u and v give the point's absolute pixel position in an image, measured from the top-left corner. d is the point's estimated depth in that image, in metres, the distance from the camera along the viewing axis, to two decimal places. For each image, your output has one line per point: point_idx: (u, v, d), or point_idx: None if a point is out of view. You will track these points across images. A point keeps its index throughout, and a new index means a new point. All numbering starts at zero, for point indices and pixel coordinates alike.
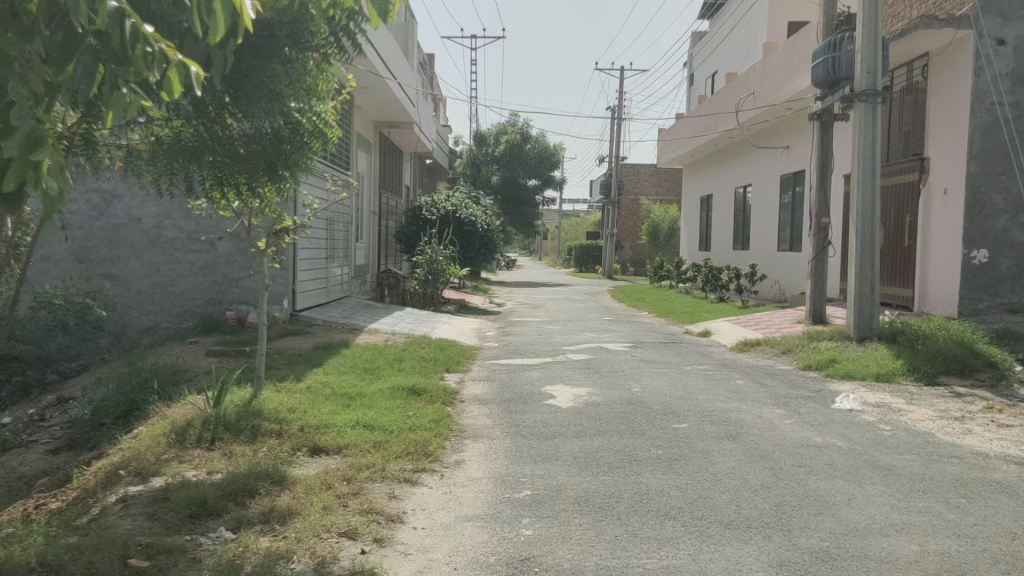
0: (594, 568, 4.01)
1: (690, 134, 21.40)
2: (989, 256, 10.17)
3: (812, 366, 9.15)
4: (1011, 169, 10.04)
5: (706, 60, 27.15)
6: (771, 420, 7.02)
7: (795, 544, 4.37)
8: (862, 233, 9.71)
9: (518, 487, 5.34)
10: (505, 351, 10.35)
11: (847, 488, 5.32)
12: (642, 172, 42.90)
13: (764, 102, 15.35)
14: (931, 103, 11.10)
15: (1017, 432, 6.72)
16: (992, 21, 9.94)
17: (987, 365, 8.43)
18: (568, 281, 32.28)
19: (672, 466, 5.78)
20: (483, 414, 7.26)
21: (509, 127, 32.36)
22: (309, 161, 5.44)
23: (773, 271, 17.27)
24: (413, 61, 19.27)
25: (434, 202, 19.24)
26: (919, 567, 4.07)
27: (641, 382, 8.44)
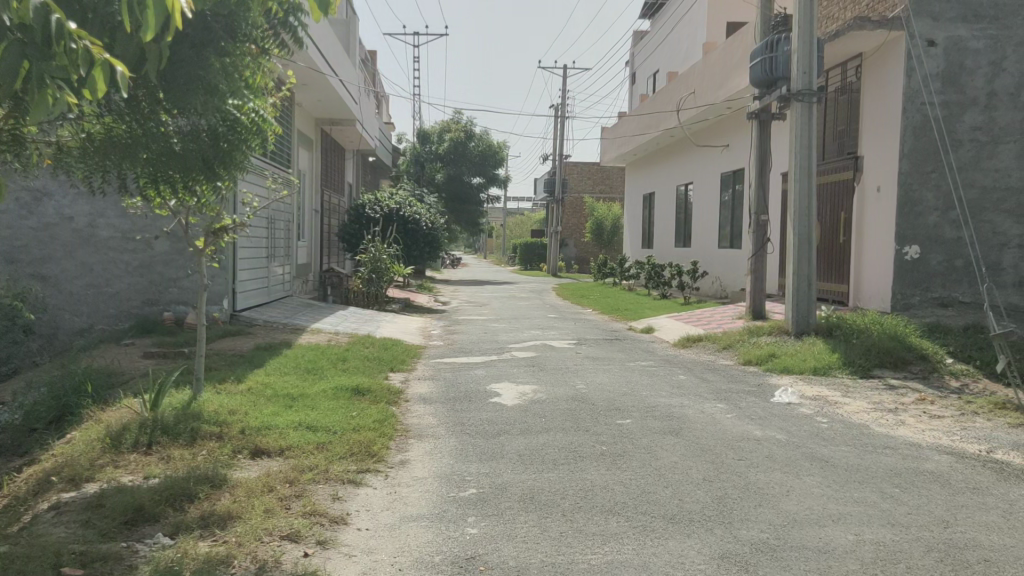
0: (539, 566, 4.02)
1: (632, 134, 21.63)
2: (920, 251, 10.44)
3: (752, 361, 9.33)
4: (941, 168, 10.37)
5: (647, 60, 27.45)
6: (712, 415, 7.14)
7: (736, 536, 4.44)
8: (799, 231, 9.92)
9: (462, 486, 5.33)
10: (450, 350, 10.32)
11: (785, 480, 5.44)
12: (585, 170, 43.17)
13: (705, 100, 15.57)
14: (865, 103, 11.39)
15: (948, 423, 6.95)
16: (923, 22, 10.25)
17: (919, 359, 8.70)
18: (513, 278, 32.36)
19: (617, 462, 5.83)
20: (428, 413, 7.23)
21: (453, 123, 32.15)
22: (247, 158, 5.34)
23: (714, 267, 17.53)
24: (354, 57, 19.05)
25: (378, 200, 19.07)
26: (855, 556, 4.18)
27: (586, 379, 8.50)
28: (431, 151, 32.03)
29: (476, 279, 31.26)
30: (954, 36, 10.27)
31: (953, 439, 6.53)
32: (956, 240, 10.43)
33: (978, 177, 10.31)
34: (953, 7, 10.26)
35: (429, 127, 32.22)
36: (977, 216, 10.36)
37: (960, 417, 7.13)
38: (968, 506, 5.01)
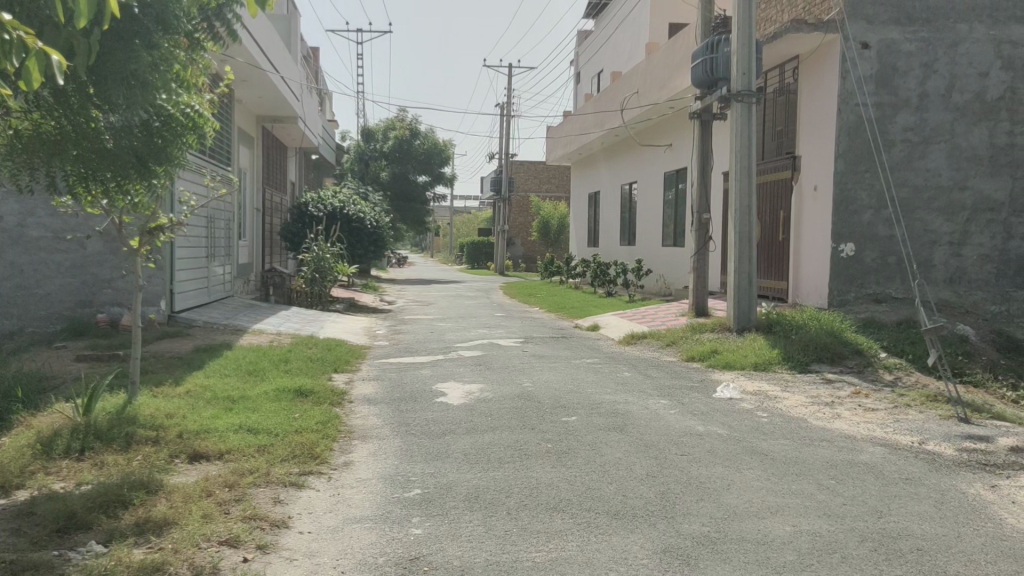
0: (484, 565, 4.02)
1: (577, 133, 21.77)
2: (855, 249, 10.71)
3: (694, 356, 9.46)
4: (874, 168, 10.63)
5: (591, 59, 27.64)
6: (656, 411, 7.23)
7: (678, 530, 4.51)
8: (739, 229, 10.08)
9: (407, 486, 5.31)
10: (395, 350, 10.25)
11: (726, 474, 5.53)
12: (532, 168, 43.21)
13: (648, 100, 15.74)
14: (801, 104, 11.64)
15: (882, 415, 7.16)
16: (857, 25, 10.52)
17: (855, 353, 8.94)
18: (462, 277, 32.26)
19: (562, 459, 5.86)
20: (373, 413, 7.17)
21: (398, 121, 32.08)
22: (183, 155, 5.26)
23: (659, 265, 17.73)
24: (296, 54, 18.78)
25: (321, 198, 18.86)
26: (793, 547, 4.27)
27: (532, 377, 8.53)
28: (375, 148, 31.84)
29: (426, 279, 30.14)
30: (887, 39, 10.56)
31: (887, 431, 6.72)
32: (889, 238, 10.74)
33: (909, 177, 10.64)
34: (886, 11, 10.55)
35: (373, 125, 32.07)
36: (909, 215, 10.69)
37: (894, 409, 7.35)
38: (901, 496, 5.16)
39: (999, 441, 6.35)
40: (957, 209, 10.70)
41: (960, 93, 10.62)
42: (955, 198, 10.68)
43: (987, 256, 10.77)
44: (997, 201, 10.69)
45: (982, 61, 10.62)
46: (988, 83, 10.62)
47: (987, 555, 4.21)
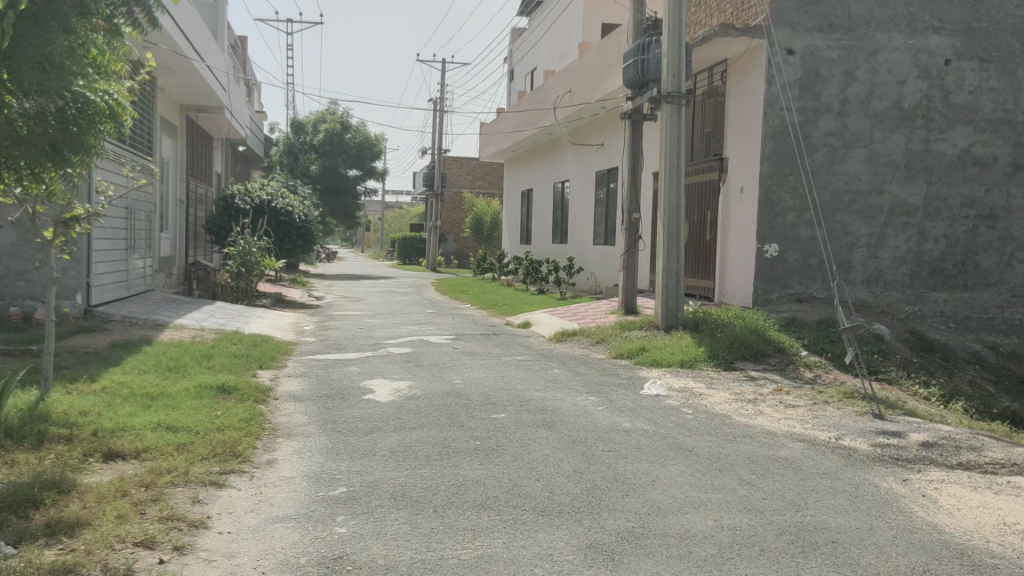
0: (408, 564, 3.98)
1: (511, 130, 21.80)
2: (779, 250, 10.98)
3: (623, 354, 9.58)
4: (798, 171, 10.91)
5: (525, 57, 27.71)
6: (585, 408, 7.29)
7: (603, 526, 4.55)
8: (668, 229, 10.23)
9: (332, 484, 5.23)
10: (323, 347, 10.11)
11: (652, 470, 5.61)
12: (465, 164, 43.12)
13: (580, 99, 15.86)
14: (729, 106, 11.86)
15: (801, 411, 7.37)
16: (782, 31, 10.77)
17: (777, 351, 9.18)
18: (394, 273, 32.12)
19: (490, 456, 5.86)
20: (299, 411, 7.06)
21: (328, 114, 31.69)
22: (100, 143, 5.08)
23: (590, 263, 17.90)
24: (223, 43, 18.35)
25: (248, 190, 18.47)
26: (714, 541, 4.36)
27: (461, 374, 8.51)
28: (305, 141, 31.36)
29: (360, 279, 26.34)
30: (810, 46, 10.85)
31: (806, 427, 6.92)
32: (811, 240, 11.04)
33: (830, 180, 10.98)
34: (810, 18, 10.84)
35: (304, 117, 31.76)
36: (830, 217, 11.03)
37: (812, 406, 7.57)
38: (818, 490, 5.32)
39: (910, 437, 6.60)
40: (875, 212, 11.10)
41: (879, 100, 11.00)
42: (873, 201, 11.08)
43: (902, 258, 11.21)
44: (911, 205, 11.14)
45: (900, 69, 11.03)
46: (905, 91, 11.04)
47: (898, 547, 4.37)
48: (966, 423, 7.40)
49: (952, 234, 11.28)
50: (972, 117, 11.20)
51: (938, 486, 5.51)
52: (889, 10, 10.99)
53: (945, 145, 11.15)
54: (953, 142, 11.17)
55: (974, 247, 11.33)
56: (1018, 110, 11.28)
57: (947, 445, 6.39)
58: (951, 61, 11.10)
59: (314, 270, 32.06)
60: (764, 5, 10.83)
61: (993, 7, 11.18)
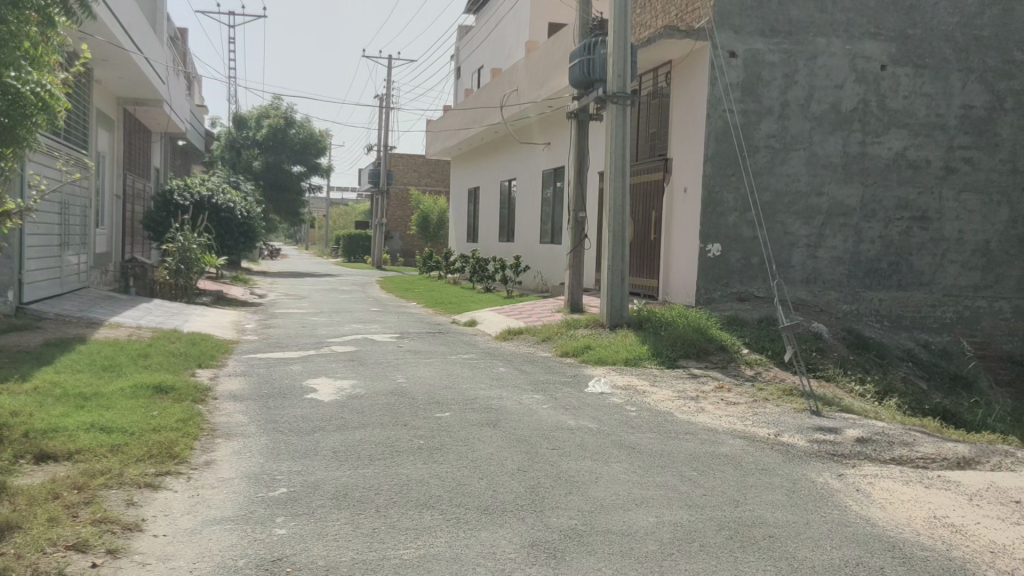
0: (349, 564, 3.94)
1: (458, 127, 21.73)
2: (721, 249, 11.15)
3: (568, 352, 9.63)
4: (740, 172, 11.10)
5: (472, 54, 27.65)
6: (529, 406, 7.31)
7: (547, 523, 4.56)
8: (614, 228, 10.31)
9: (272, 485, 5.15)
10: (265, 345, 9.96)
11: (595, 467, 5.65)
12: (412, 162, 42.92)
13: (527, 98, 15.89)
14: (674, 107, 12.00)
15: (742, 408, 7.50)
16: (724, 34, 10.94)
17: (719, 349, 9.33)
18: (340, 271, 31.37)
19: (434, 455, 5.83)
20: (239, 410, 6.93)
21: (272, 109, 31.22)
22: (33, 136, 4.89)
23: (537, 262, 17.95)
24: (163, 35, 17.95)
25: (188, 185, 18.08)
26: (655, 537, 4.41)
27: (405, 373, 8.45)
28: (248, 136, 30.80)
29: (317, 279, 24.48)
30: (752, 49, 11.04)
31: (747, 424, 7.03)
32: (752, 240, 11.24)
33: (771, 182, 11.19)
34: (752, 22, 11.02)
35: (246, 112, 31.18)
36: (771, 218, 11.24)
37: (753, 403, 7.70)
38: (757, 485, 5.41)
39: (846, 433, 6.75)
40: (814, 213, 11.35)
41: (818, 103, 11.25)
42: (811, 203, 11.33)
43: (839, 258, 11.48)
44: (849, 207, 11.41)
45: (837, 74, 11.28)
46: (843, 95, 11.30)
47: (833, 540, 4.47)
48: (899, 419, 7.60)
49: (887, 235, 11.58)
50: (907, 121, 11.51)
51: (871, 480, 5.65)
52: (828, 15, 11.23)
53: (881, 149, 11.44)
54: (889, 145, 11.46)
55: (908, 248, 11.65)
56: (950, 115, 11.61)
57: (881, 441, 6.56)
58: (887, 66, 11.40)
59: (273, 270, 30.12)
60: (708, 8, 10.99)
61: (927, 14, 11.48)
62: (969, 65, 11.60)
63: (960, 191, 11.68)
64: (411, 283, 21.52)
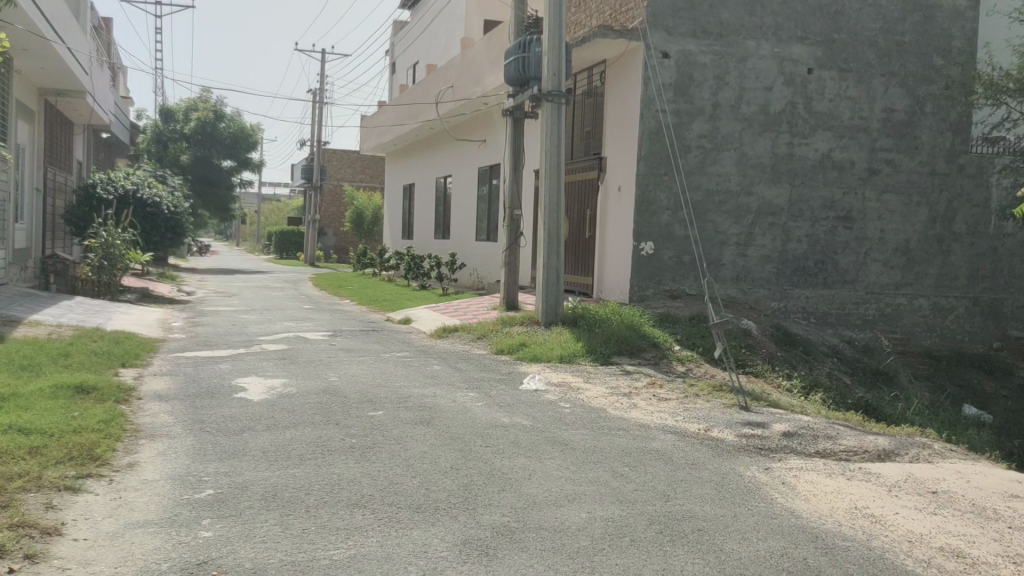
0: (278, 565, 3.88)
1: (392, 124, 21.55)
2: (654, 248, 11.30)
3: (504, 349, 9.64)
4: (672, 172, 11.26)
5: (407, 50, 27.48)
6: (463, 404, 7.29)
7: (479, 521, 4.56)
8: (549, 226, 10.35)
9: (199, 486, 5.03)
10: (192, 343, 9.74)
11: (528, 464, 5.67)
12: (345, 158, 42.47)
13: (461, 95, 15.87)
14: (607, 106, 12.11)
15: (674, 404, 7.62)
16: (657, 35, 11.08)
17: (652, 346, 9.47)
18: (281, 271, 28.31)
19: (366, 454, 5.77)
20: (164, 411, 6.75)
21: (200, 102, 30.59)
22: None
23: (473, 259, 17.93)
24: (86, 23, 17.39)
25: (111, 179, 17.59)
26: (587, 532, 4.44)
27: (338, 371, 8.35)
28: (175, 129, 30.11)
29: (252, 279, 22.46)
30: (684, 50, 11.21)
31: (677, 419, 7.14)
32: (684, 238, 11.43)
33: (703, 181, 11.39)
34: (684, 24, 11.20)
35: (173, 105, 30.45)
36: (702, 217, 11.44)
37: (684, 399, 7.82)
38: (686, 480, 5.50)
39: (772, 427, 6.91)
40: (743, 212, 11.59)
41: (747, 104, 11.49)
42: (741, 202, 11.57)
43: (768, 256, 11.75)
44: (777, 206, 11.69)
45: (767, 76, 11.54)
46: (772, 97, 11.57)
47: (758, 532, 4.57)
48: (824, 413, 7.81)
49: (814, 234, 11.90)
50: (832, 123, 11.84)
51: (796, 473, 5.80)
52: (757, 18, 11.48)
53: (808, 150, 11.75)
54: (815, 147, 11.77)
55: (833, 247, 11.99)
56: (873, 118, 11.99)
57: (806, 435, 6.74)
58: (813, 69, 11.70)
59: (204, 270, 27.17)
60: (641, 9, 11.12)
61: (852, 19, 11.82)
62: (890, 70, 11.99)
63: (882, 192, 12.07)
64: (364, 283, 20.14)
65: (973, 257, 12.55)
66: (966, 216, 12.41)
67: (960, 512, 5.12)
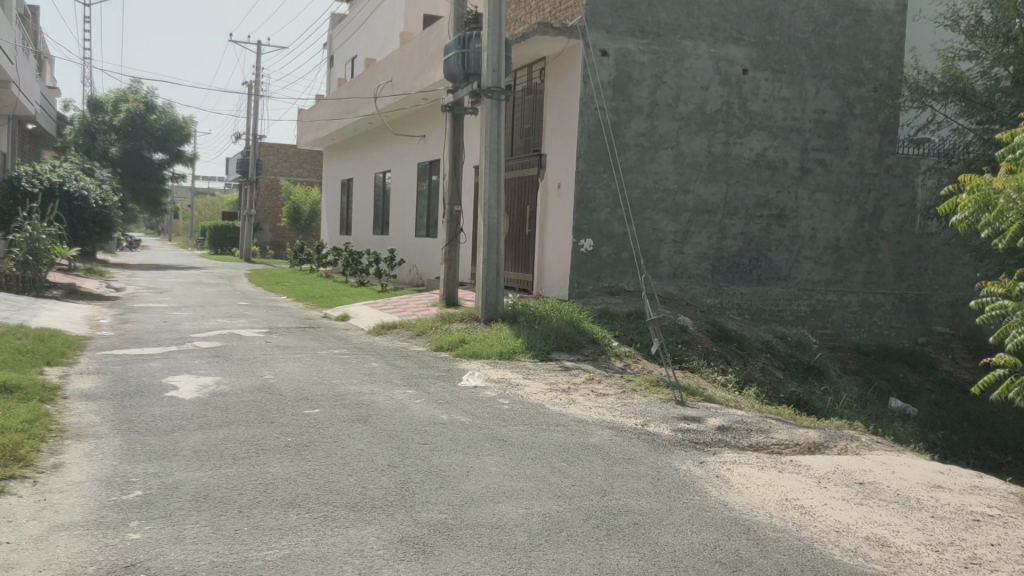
0: (208, 567, 3.79)
1: (330, 117, 21.25)
2: (593, 245, 11.37)
3: (443, 346, 9.59)
4: (610, 169, 11.34)
5: (345, 44, 27.15)
6: (401, 401, 7.24)
7: (416, 519, 4.52)
8: (488, 223, 10.33)
9: (127, 488, 4.87)
10: (121, 341, 9.46)
11: (466, 461, 5.65)
12: (282, 152, 41.75)
13: (401, 90, 15.75)
14: (547, 103, 12.13)
15: (612, 399, 7.70)
16: (597, 33, 11.15)
17: (591, 342, 9.54)
18: (229, 270, 24.97)
19: (301, 453, 5.68)
20: (92, 410, 6.55)
21: (130, 93, 29.76)
22: None
23: (412, 256, 17.82)
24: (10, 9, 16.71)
25: (36, 171, 17.09)
26: (524, 528, 4.45)
27: (273, 369, 8.21)
28: (104, 120, 28.93)
29: (197, 279, 20.27)
30: (623, 49, 11.30)
31: (615, 414, 7.20)
32: (622, 236, 11.53)
33: (641, 179, 11.51)
34: (622, 22, 11.29)
35: (101, 96, 29.30)
36: (640, 214, 11.57)
37: (621, 394, 7.89)
38: (623, 474, 5.55)
39: (707, 421, 7.02)
40: (680, 210, 11.76)
41: (684, 104, 11.65)
42: (678, 200, 11.74)
43: (704, 254, 11.95)
44: (712, 204, 11.90)
45: (703, 75, 11.72)
46: (708, 97, 11.75)
47: (693, 525, 4.63)
48: (757, 408, 7.98)
49: (748, 232, 12.14)
50: (766, 123, 12.09)
51: (730, 466, 5.91)
52: (694, 19, 11.66)
53: (742, 149, 11.98)
54: (750, 146, 12.01)
55: (766, 244, 12.25)
56: (805, 119, 12.27)
57: (740, 428, 6.87)
58: (748, 70, 11.93)
59: (139, 271, 23.89)
60: (581, 7, 11.18)
61: (785, 22, 12.08)
62: (822, 72, 12.28)
63: (814, 191, 12.37)
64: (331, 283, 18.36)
65: (900, 255, 12.95)
66: (893, 216, 12.81)
67: (885, 502, 5.28)
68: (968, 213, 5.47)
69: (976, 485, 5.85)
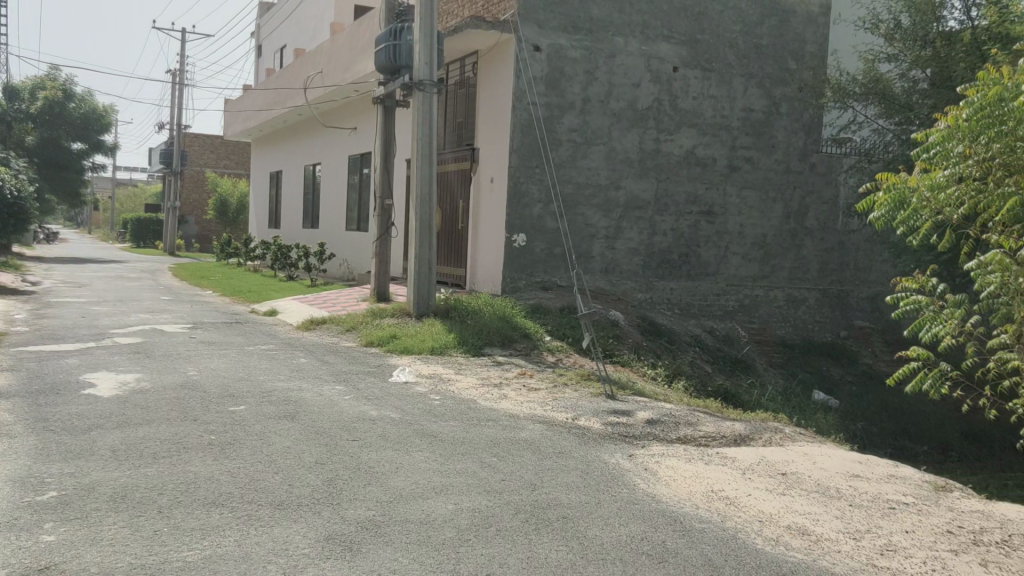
0: (126, 569, 3.67)
1: (258, 108, 20.81)
2: (526, 239, 11.39)
3: (374, 342, 9.46)
4: (543, 164, 11.36)
5: (273, 33, 26.62)
6: (329, 398, 7.11)
7: (343, 516, 4.46)
8: (421, 217, 10.25)
9: (41, 489, 4.68)
10: (37, 337, 9.08)
11: (395, 457, 5.59)
12: (208, 142, 40.91)
13: (331, 81, 15.51)
14: (480, 97, 12.09)
15: (542, 394, 7.71)
16: (529, 28, 11.15)
17: (523, 337, 9.54)
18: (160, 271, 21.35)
19: (225, 451, 5.54)
20: (2, 410, 6.25)
21: (48, 80, 28.76)
22: None
23: (343, 250, 17.59)
24: None
25: None
26: (453, 524, 4.42)
27: (198, 365, 7.99)
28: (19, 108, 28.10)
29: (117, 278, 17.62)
30: (555, 44, 11.33)
31: (546, 409, 7.21)
32: (555, 231, 11.56)
33: (574, 175, 11.56)
34: (554, 18, 11.31)
35: (17, 82, 28.40)
36: (572, 210, 11.62)
37: (552, 389, 7.92)
38: (552, 468, 5.57)
39: (636, 415, 7.09)
40: (612, 206, 11.86)
41: (616, 100, 11.75)
42: (610, 196, 11.83)
43: (635, 249, 12.08)
44: (644, 200, 12.03)
45: (634, 73, 11.83)
46: (639, 94, 11.87)
47: (620, 518, 4.66)
48: (684, 401, 8.09)
49: (677, 228, 12.32)
50: (695, 120, 12.27)
51: (658, 459, 5.97)
52: (626, 16, 11.75)
53: (672, 146, 12.14)
54: (680, 143, 12.18)
55: (696, 240, 12.45)
56: (733, 117, 12.50)
57: (668, 421, 6.96)
58: (678, 68, 12.09)
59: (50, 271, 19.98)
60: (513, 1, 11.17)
61: (714, 21, 12.29)
62: (749, 71, 12.53)
63: (742, 188, 12.62)
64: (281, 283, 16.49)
65: (823, 252, 13.32)
66: (816, 213, 13.16)
67: (806, 492, 5.41)
68: (885, 211, 5.60)
69: (892, 474, 6.04)
